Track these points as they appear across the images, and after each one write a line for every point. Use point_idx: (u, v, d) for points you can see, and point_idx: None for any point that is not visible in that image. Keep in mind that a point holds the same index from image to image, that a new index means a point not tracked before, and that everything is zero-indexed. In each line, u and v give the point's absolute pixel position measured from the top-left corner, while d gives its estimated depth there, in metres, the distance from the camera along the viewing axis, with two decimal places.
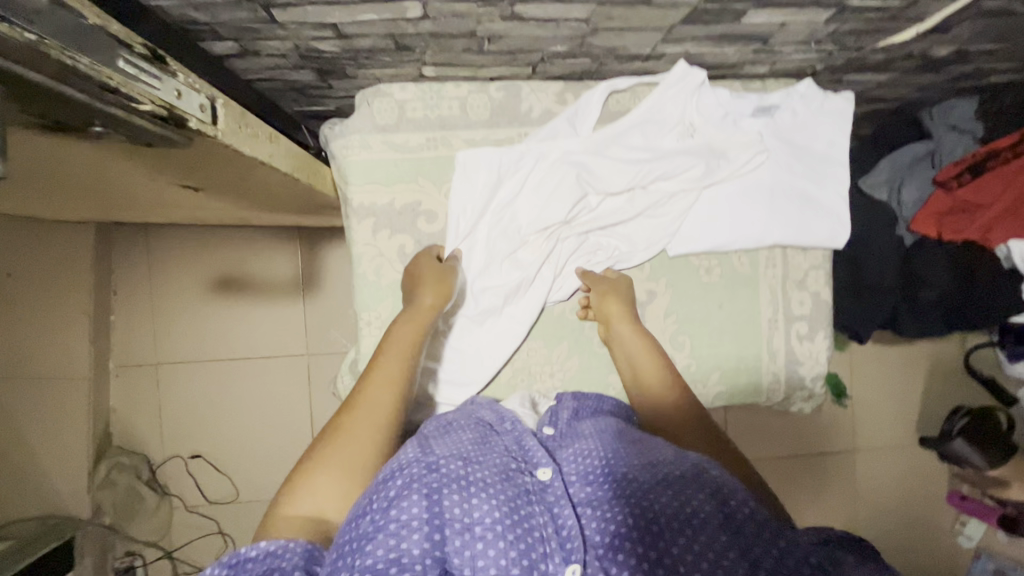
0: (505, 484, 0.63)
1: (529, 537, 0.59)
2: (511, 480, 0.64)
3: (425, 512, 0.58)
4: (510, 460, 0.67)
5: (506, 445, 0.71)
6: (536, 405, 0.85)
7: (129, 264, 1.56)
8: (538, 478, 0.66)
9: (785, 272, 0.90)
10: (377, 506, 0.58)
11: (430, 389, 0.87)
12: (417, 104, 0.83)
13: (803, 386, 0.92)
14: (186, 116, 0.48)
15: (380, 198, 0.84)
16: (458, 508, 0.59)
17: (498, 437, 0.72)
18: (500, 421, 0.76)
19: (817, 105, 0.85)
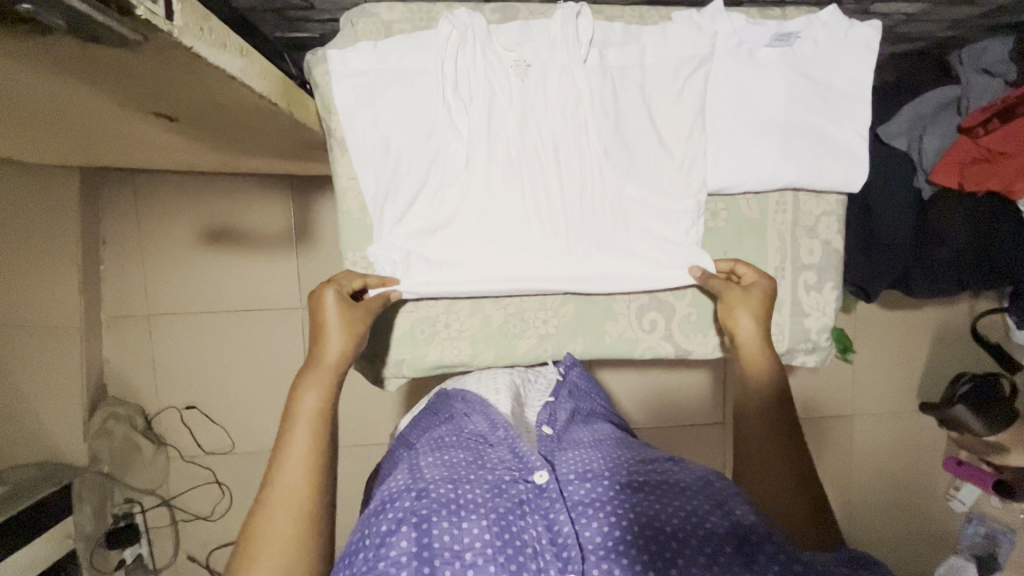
0: (498, 498, 0.64)
1: (523, 553, 0.59)
2: (503, 493, 0.65)
3: (415, 544, 0.57)
4: (504, 472, 0.68)
5: (501, 447, 0.74)
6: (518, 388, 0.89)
7: (118, 212, 1.53)
8: (534, 482, 0.67)
9: (795, 218, 0.81)
10: (369, 542, 0.59)
11: (423, 337, 0.83)
12: (405, 26, 0.75)
13: (806, 338, 0.83)
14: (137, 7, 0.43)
15: (360, 121, 0.74)
16: (449, 535, 0.58)
17: (491, 450, 0.74)
18: (492, 430, 0.77)
19: (841, 35, 0.76)
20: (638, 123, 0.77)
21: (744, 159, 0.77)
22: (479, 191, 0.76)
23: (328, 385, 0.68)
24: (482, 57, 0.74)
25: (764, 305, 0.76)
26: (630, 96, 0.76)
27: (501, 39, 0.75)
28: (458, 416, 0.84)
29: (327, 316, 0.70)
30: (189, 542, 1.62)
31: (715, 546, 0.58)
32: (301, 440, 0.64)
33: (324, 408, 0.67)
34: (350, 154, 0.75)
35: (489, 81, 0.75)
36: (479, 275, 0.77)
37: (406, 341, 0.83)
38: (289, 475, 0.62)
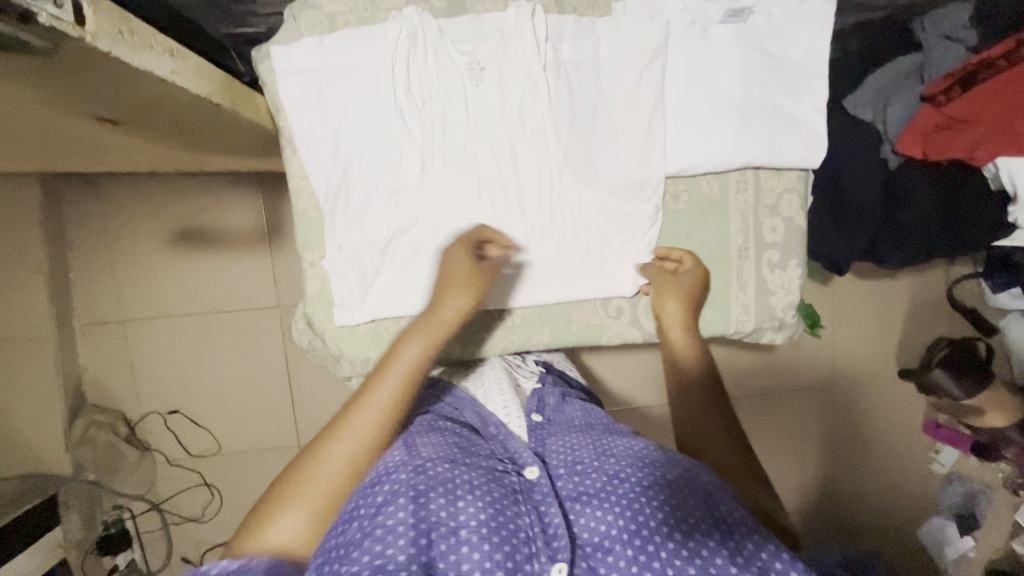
0: (493, 484, 0.63)
1: (517, 536, 0.58)
2: (498, 481, 0.64)
3: (411, 516, 0.57)
4: (497, 462, 0.68)
5: (492, 442, 0.74)
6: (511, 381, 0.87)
7: (83, 217, 1.49)
8: (525, 477, 0.67)
9: (756, 196, 0.80)
10: (364, 512, 0.59)
11: (387, 339, 0.78)
12: (350, 18, 0.72)
13: (773, 316, 0.84)
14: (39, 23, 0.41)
15: (308, 119, 0.72)
16: (445, 510, 0.58)
17: (483, 441, 0.73)
18: (484, 425, 0.77)
19: (795, 8, 0.74)
20: (594, 111, 0.76)
21: (701, 140, 0.76)
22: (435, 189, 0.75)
23: (427, 348, 0.69)
24: (434, 53, 0.73)
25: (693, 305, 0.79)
26: (585, 83, 0.75)
27: (454, 30, 0.73)
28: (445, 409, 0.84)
29: (455, 278, 0.72)
30: (182, 544, 1.62)
31: (700, 539, 0.59)
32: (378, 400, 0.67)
33: (416, 370, 0.69)
34: (298, 153, 0.73)
35: (440, 75, 0.73)
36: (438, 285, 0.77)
37: (364, 343, 0.78)
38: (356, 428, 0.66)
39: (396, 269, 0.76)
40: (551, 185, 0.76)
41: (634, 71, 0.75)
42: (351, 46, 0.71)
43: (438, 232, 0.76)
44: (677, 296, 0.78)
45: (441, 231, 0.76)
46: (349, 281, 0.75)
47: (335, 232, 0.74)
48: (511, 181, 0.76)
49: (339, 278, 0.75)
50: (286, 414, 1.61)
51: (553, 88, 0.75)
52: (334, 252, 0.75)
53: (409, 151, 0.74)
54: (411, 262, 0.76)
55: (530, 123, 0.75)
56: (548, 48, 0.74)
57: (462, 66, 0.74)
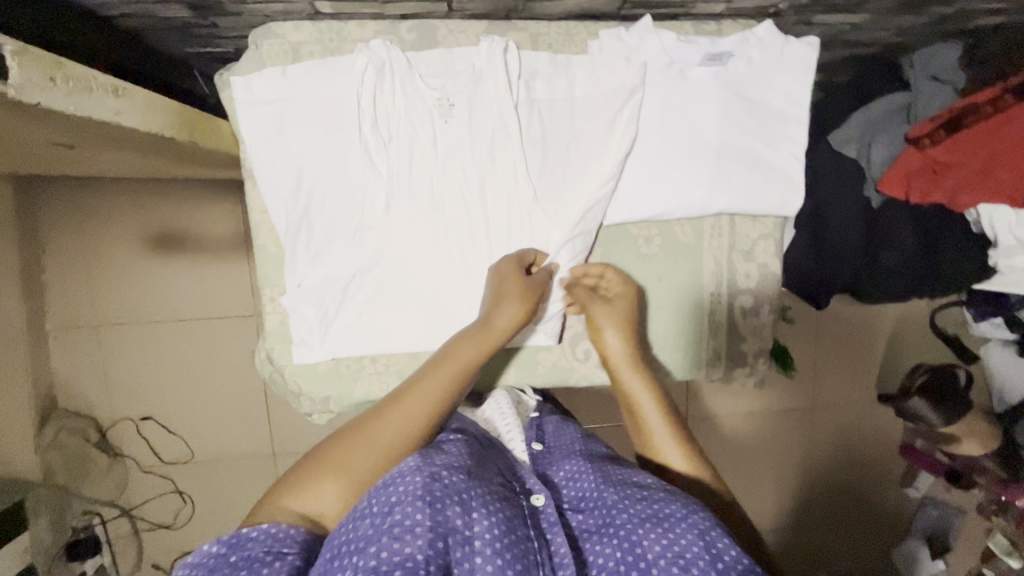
0: (505, 504, 0.58)
1: (529, 559, 0.54)
2: (512, 501, 0.60)
3: (430, 519, 0.53)
4: (507, 483, 0.63)
5: (500, 460, 0.69)
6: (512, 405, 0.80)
7: (55, 219, 1.46)
8: (532, 503, 0.63)
9: (732, 241, 0.79)
10: (377, 509, 0.54)
11: (347, 379, 0.76)
12: (314, 48, 0.69)
13: (744, 362, 0.83)
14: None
15: (271, 153, 0.70)
16: (462, 520, 0.54)
17: (493, 455, 0.68)
18: (489, 440, 0.72)
19: (776, 53, 0.72)
20: (567, 152, 0.74)
21: (675, 184, 0.74)
22: (401, 226, 0.73)
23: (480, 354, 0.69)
24: (402, 89, 0.70)
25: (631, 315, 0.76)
26: (559, 122, 0.73)
27: (424, 65, 0.70)
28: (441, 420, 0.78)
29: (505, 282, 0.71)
30: (153, 550, 1.61)
31: None
32: (419, 401, 0.66)
33: (464, 373, 0.69)
34: (259, 188, 0.71)
35: (409, 111, 0.71)
36: (402, 327, 0.74)
37: (323, 380, 0.76)
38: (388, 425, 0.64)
39: (359, 310, 0.74)
40: (522, 228, 0.74)
41: (609, 112, 0.72)
42: (314, 79, 0.69)
43: (403, 273, 0.74)
44: (623, 305, 0.75)
45: (406, 272, 0.74)
46: (310, 320, 0.73)
47: (296, 270, 0.72)
48: (480, 223, 0.74)
49: (301, 316, 0.73)
50: (261, 423, 1.59)
51: (524, 129, 0.72)
52: (297, 290, 0.73)
53: (375, 189, 0.71)
54: (374, 303, 0.74)
55: (501, 162, 0.73)
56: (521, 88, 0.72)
57: (431, 102, 0.71)
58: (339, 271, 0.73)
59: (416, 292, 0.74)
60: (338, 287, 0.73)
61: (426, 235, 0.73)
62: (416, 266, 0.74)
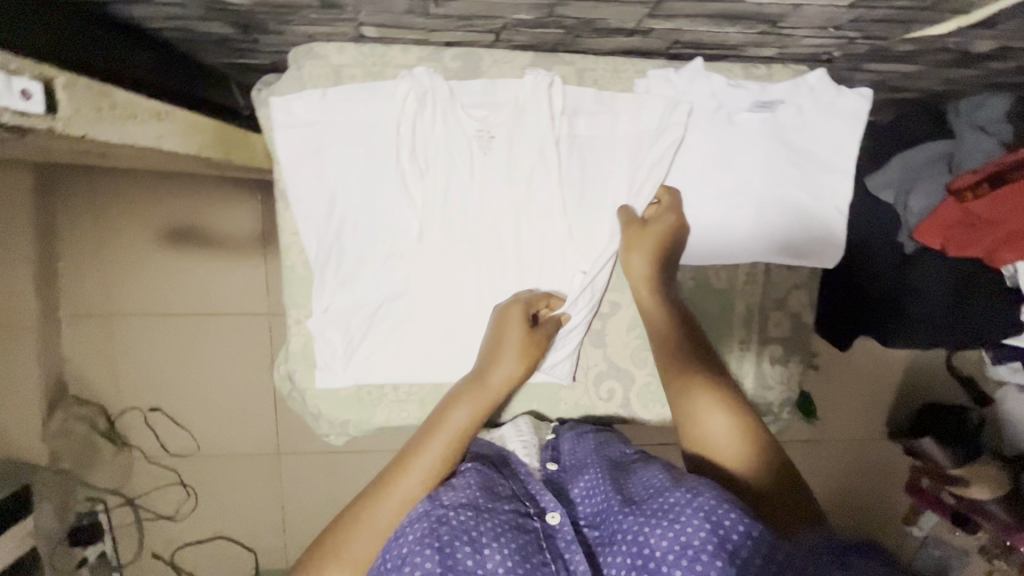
0: (517, 532, 0.57)
1: None
2: (522, 526, 0.58)
3: (439, 565, 0.53)
4: (516, 505, 0.61)
5: (512, 477, 0.67)
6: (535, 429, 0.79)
7: (74, 206, 1.46)
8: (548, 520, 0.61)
9: (765, 289, 0.77)
10: (394, 565, 0.55)
11: (367, 405, 0.76)
12: (356, 71, 0.68)
13: (768, 410, 0.81)
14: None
15: (306, 175, 0.69)
16: (471, 559, 0.53)
17: (505, 476, 0.67)
18: (501, 460, 0.70)
19: (827, 103, 0.70)
20: (606, 190, 0.72)
21: (706, 232, 0.74)
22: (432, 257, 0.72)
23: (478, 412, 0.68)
24: (443, 118, 0.69)
25: (664, 244, 0.71)
26: (600, 161, 0.71)
27: (466, 95, 0.69)
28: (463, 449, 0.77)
29: (507, 339, 0.70)
30: (152, 540, 1.61)
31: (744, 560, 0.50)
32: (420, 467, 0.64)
33: (467, 434, 0.67)
34: (292, 209, 0.70)
35: (448, 140, 0.70)
36: (426, 358, 0.74)
37: (344, 406, 0.75)
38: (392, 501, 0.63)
39: (383, 338, 0.73)
40: (554, 266, 0.73)
41: (652, 153, 0.71)
42: (354, 103, 0.68)
43: (431, 304, 0.73)
44: (654, 237, 0.71)
45: (434, 303, 0.73)
46: (336, 344, 0.72)
47: (324, 297, 0.72)
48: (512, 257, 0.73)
49: (326, 342, 0.72)
50: (268, 422, 1.59)
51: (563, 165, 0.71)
52: (322, 315, 0.72)
53: (409, 217, 0.70)
54: (400, 333, 0.73)
55: (537, 197, 0.72)
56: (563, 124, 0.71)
57: (472, 133, 0.70)
58: (368, 299, 0.72)
59: (442, 325, 0.73)
60: (364, 314, 0.72)
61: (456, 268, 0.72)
62: (444, 299, 0.73)
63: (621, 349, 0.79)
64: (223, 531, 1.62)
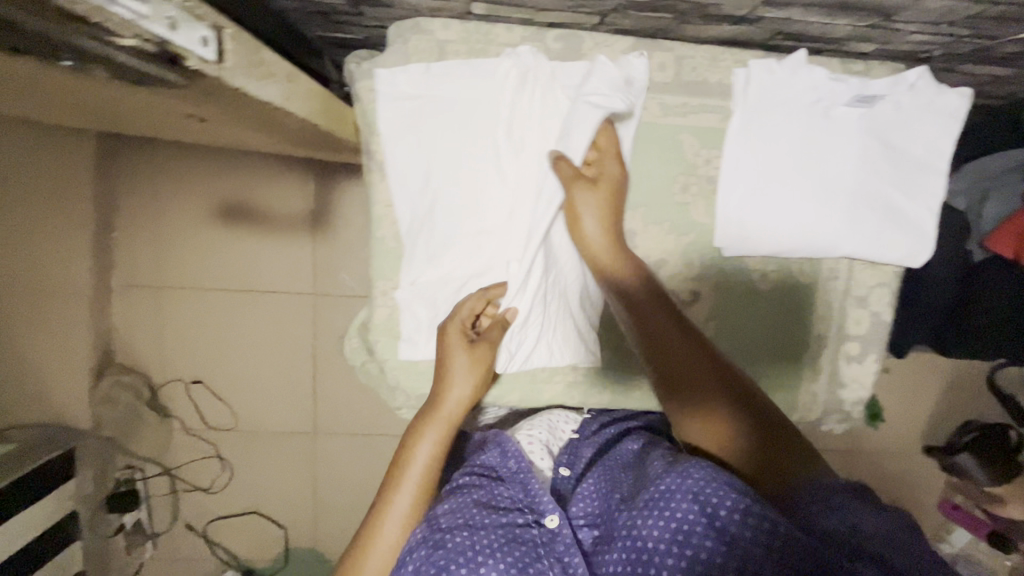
0: (513, 544, 0.60)
1: None
2: (518, 539, 0.61)
3: None
4: (516, 515, 0.64)
5: (512, 483, 0.69)
6: (551, 430, 0.82)
7: (131, 177, 1.48)
8: (546, 526, 0.63)
9: (847, 286, 0.77)
10: None
11: None
12: (460, 48, 0.70)
13: (839, 409, 0.81)
14: (117, 37, 0.39)
15: (405, 147, 0.71)
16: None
17: (503, 486, 0.68)
18: (502, 464, 0.72)
19: (926, 101, 0.70)
20: (694, 177, 0.73)
21: (636, 203, 0.74)
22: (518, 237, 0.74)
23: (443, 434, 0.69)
24: (542, 99, 0.70)
25: (614, 201, 0.71)
26: (692, 147, 0.72)
27: (567, 76, 0.70)
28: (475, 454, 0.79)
29: (449, 358, 0.71)
30: (186, 511, 1.63)
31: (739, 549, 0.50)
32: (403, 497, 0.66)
33: (436, 459, 0.68)
34: (388, 180, 0.72)
35: (544, 121, 0.71)
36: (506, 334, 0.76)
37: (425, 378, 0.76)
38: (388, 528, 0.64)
39: None
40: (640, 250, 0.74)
41: (745, 142, 0.71)
42: (456, 80, 0.69)
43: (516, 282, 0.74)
44: (604, 195, 0.71)
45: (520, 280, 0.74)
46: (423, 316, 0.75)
47: (408, 274, 0.74)
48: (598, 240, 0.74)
49: (414, 313, 0.74)
50: (306, 401, 1.60)
51: (653, 152, 0.73)
52: (411, 289, 0.74)
53: (500, 195, 0.72)
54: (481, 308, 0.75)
55: (627, 181, 0.73)
56: (659, 111, 0.72)
57: (568, 115, 0.71)
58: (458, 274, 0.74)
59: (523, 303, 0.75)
60: (448, 289, 0.74)
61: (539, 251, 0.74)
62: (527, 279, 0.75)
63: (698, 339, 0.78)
64: (255, 506, 1.63)
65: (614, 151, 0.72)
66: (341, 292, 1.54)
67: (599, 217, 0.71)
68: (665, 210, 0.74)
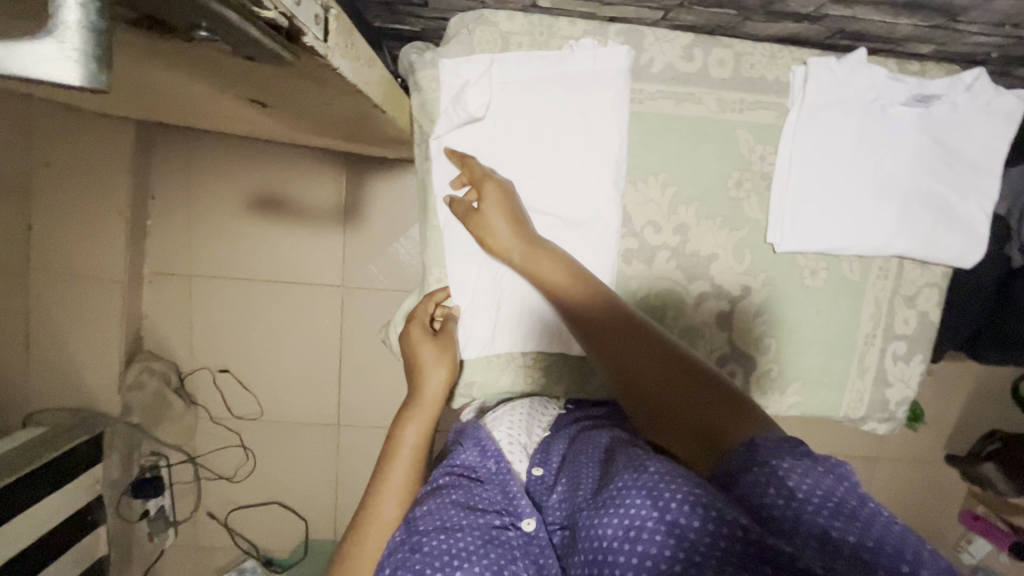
0: (491, 546, 0.54)
1: None
2: (494, 541, 0.55)
3: None
4: (492, 517, 0.58)
5: (489, 484, 0.64)
6: (534, 418, 0.77)
7: (168, 166, 1.50)
8: (522, 530, 0.58)
9: (896, 286, 0.78)
10: None
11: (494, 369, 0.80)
12: (523, 40, 0.72)
13: (884, 408, 0.81)
14: (257, 10, 0.35)
15: (467, 137, 0.74)
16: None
17: (480, 486, 0.63)
18: (482, 462, 0.66)
19: (983, 102, 0.71)
20: (749, 171, 0.74)
21: (600, 190, 0.74)
22: None
23: (429, 415, 0.69)
24: (603, 94, 0.72)
25: (504, 203, 0.70)
26: (748, 142, 0.74)
27: (627, 72, 0.71)
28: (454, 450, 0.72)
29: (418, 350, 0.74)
30: (209, 499, 1.64)
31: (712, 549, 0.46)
32: (396, 478, 0.63)
33: (423, 440, 0.67)
34: (449, 170, 0.74)
35: (604, 115, 0.72)
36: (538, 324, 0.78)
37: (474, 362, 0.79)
38: (387, 505, 0.60)
39: (499, 301, 0.78)
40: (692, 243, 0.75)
41: (800, 139, 0.72)
42: (519, 72, 0.72)
43: None
44: (493, 202, 0.70)
45: None
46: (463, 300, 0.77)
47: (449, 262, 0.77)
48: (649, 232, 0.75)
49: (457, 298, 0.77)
50: (331, 393, 1.61)
51: (710, 146, 0.74)
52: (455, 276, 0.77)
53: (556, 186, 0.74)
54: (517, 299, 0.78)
55: (683, 176, 0.74)
56: (717, 106, 0.73)
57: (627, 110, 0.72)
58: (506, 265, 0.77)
59: None
60: (486, 276, 0.77)
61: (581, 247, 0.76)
62: None
63: (746, 335, 0.78)
64: (277, 496, 1.64)
65: (483, 166, 0.72)
66: (369, 285, 1.56)
67: (506, 221, 0.69)
68: (719, 204, 0.75)
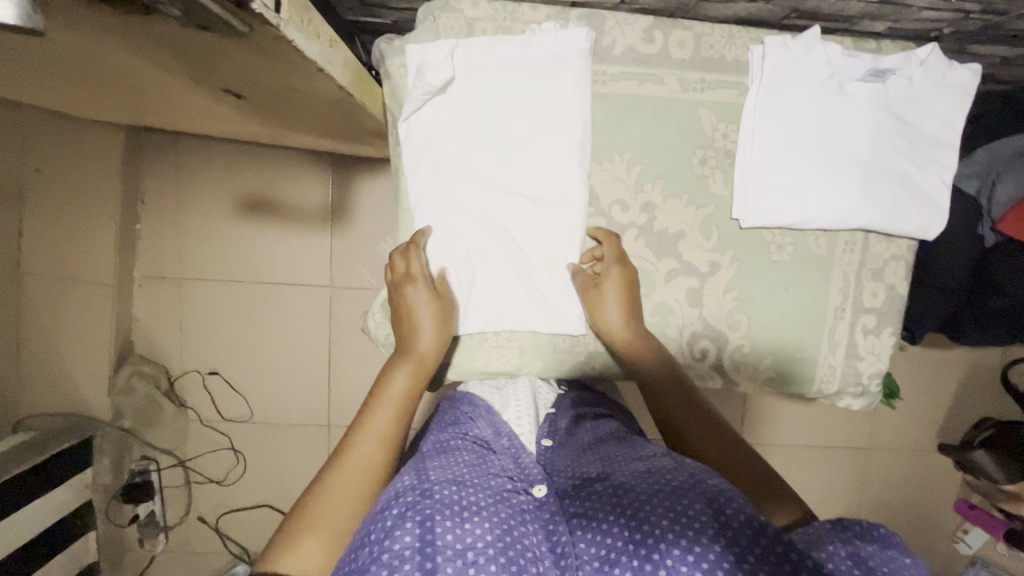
0: (500, 505, 0.54)
1: (524, 556, 0.49)
2: (505, 502, 0.54)
3: (418, 539, 0.48)
4: (505, 480, 0.59)
5: (504, 455, 0.64)
6: (536, 395, 0.79)
7: (157, 171, 1.53)
8: (534, 495, 0.57)
9: (862, 259, 0.79)
10: (374, 537, 0.50)
11: (471, 351, 0.81)
12: (488, 25, 0.75)
13: (857, 382, 0.82)
14: None
15: (435, 122, 0.76)
16: (452, 534, 0.49)
17: (495, 456, 0.63)
18: (496, 438, 0.67)
19: (938, 76, 0.73)
20: (712, 149, 0.76)
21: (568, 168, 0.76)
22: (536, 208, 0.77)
23: (420, 370, 0.71)
24: (568, 76, 0.74)
25: (629, 291, 0.76)
26: (711, 121, 0.76)
27: (589, 53, 0.74)
28: (461, 419, 0.72)
29: (419, 311, 0.73)
30: (200, 503, 1.63)
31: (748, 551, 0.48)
32: (383, 421, 0.65)
33: (412, 393, 0.69)
34: (419, 153, 0.76)
35: (568, 96, 0.74)
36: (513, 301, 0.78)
37: (453, 346, 0.81)
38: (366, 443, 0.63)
39: (474, 276, 0.78)
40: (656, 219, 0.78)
41: (761, 116, 0.74)
42: (485, 58, 0.74)
43: (534, 249, 0.78)
44: (615, 286, 0.76)
45: (536, 247, 0.78)
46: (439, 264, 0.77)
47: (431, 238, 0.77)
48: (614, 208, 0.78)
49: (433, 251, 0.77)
50: (320, 394, 1.62)
51: (673, 125, 0.76)
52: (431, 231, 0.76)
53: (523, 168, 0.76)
54: (492, 275, 0.78)
55: (648, 155, 0.76)
56: (678, 86, 0.75)
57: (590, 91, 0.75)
58: (477, 243, 0.78)
59: (534, 272, 0.79)
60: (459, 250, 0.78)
61: (550, 225, 0.77)
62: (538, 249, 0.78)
63: (717, 310, 0.79)
64: (268, 498, 1.64)
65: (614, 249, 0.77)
66: (358, 284, 1.57)
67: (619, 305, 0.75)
68: (685, 181, 0.77)
